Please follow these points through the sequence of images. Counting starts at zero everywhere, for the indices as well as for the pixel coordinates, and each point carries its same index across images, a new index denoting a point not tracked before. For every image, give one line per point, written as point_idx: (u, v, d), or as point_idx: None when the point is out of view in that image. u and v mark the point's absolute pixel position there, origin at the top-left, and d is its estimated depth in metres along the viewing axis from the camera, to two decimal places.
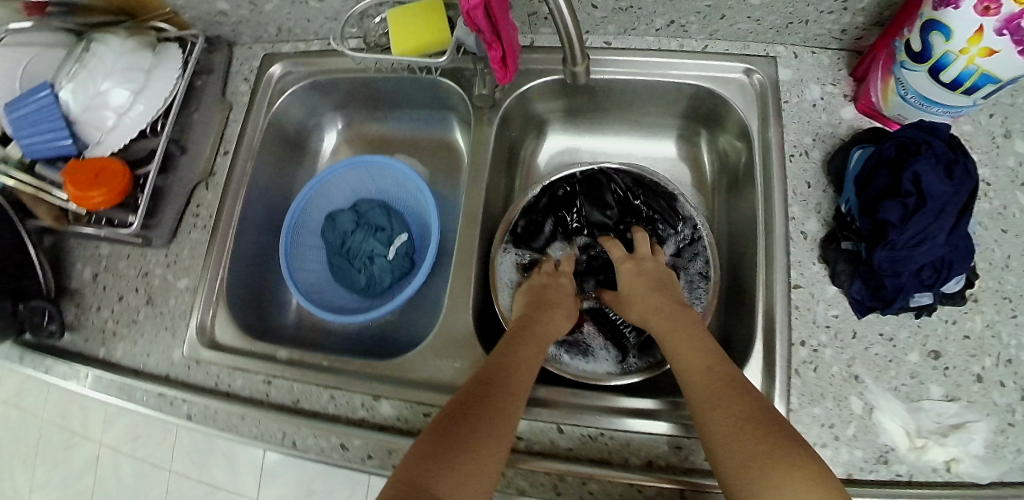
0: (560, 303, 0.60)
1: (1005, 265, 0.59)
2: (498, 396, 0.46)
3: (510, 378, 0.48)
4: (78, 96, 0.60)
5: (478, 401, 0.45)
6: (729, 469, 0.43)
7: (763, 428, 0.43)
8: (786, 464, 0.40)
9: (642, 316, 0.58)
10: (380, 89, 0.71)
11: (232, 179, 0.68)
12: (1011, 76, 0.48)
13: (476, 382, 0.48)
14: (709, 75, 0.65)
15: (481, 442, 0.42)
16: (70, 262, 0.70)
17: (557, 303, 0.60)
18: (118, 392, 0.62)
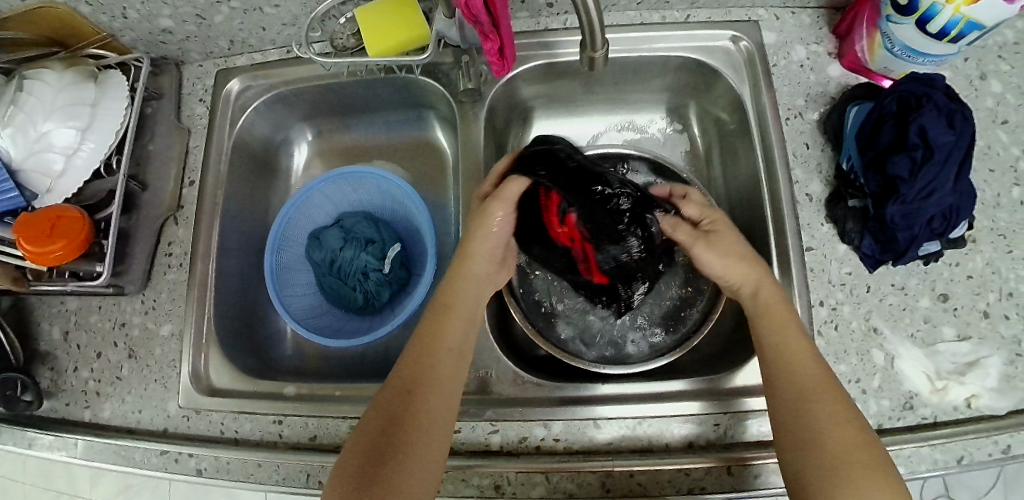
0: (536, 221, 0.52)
1: (996, 203, 0.60)
2: (427, 395, 0.45)
3: (439, 371, 0.47)
4: (19, 142, 0.54)
5: (407, 405, 0.44)
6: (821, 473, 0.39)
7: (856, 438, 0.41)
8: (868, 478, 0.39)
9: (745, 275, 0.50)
10: (350, 95, 0.67)
11: (204, 211, 0.62)
12: (996, 21, 0.48)
13: (402, 384, 0.46)
14: (694, 44, 0.63)
15: (413, 451, 0.42)
16: (35, 323, 0.64)
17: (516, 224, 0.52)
18: (114, 456, 0.57)
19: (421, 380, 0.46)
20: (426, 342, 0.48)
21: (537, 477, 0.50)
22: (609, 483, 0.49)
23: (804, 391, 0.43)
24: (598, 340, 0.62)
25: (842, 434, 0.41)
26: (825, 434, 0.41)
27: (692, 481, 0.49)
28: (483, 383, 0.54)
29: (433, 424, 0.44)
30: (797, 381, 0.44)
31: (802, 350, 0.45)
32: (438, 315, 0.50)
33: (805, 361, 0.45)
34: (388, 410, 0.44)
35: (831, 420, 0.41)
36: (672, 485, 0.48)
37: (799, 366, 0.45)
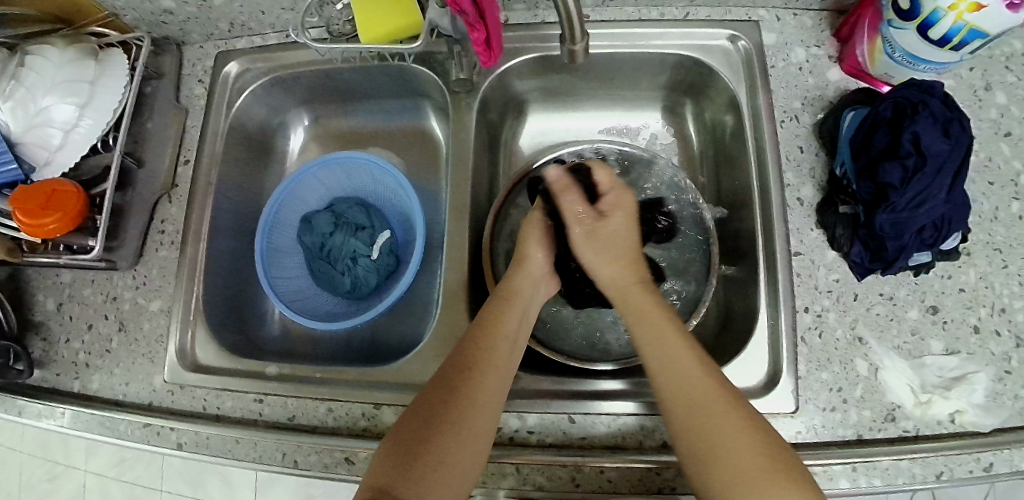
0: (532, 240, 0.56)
1: (993, 217, 0.59)
2: (478, 375, 0.45)
3: (494, 353, 0.47)
4: (19, 116, 0.55)
5: (457, 383, 0.44)
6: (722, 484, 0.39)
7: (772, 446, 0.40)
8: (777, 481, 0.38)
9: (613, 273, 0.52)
10: (346, 81, 0.67)
11: (198, 189, 0.63)
12: (1000, 30, 0.47)
13: (457, 362, 0.46)
14: (691, 43, 0.63)
15: (462, 429, 0.42)
16: (30, 293, 0.65)
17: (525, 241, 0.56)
18: (99, 427, 0.58)
19: (473, 360, 0.46)
20: (483, 324, 0.49)
21: (507, 469, 0.50)
22: (580, 479, 0.49)
23: (695, 406, 0.42)
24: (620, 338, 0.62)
25: (742, 449, 0.39)
26: (724, 452, 0.40)
27: (663, 480, 0.49)
28: None
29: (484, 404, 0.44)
30: (683, 399, 0.43)
31: (692, 363, 0.44)
32: (499, 300, 0.51)
33: (690, 370, 0.44)
34: (440, 387, 0.45)
35: (734, 434, 0.40)
36: (642, 484, 0.49)
37: (688, 380, 0.43)
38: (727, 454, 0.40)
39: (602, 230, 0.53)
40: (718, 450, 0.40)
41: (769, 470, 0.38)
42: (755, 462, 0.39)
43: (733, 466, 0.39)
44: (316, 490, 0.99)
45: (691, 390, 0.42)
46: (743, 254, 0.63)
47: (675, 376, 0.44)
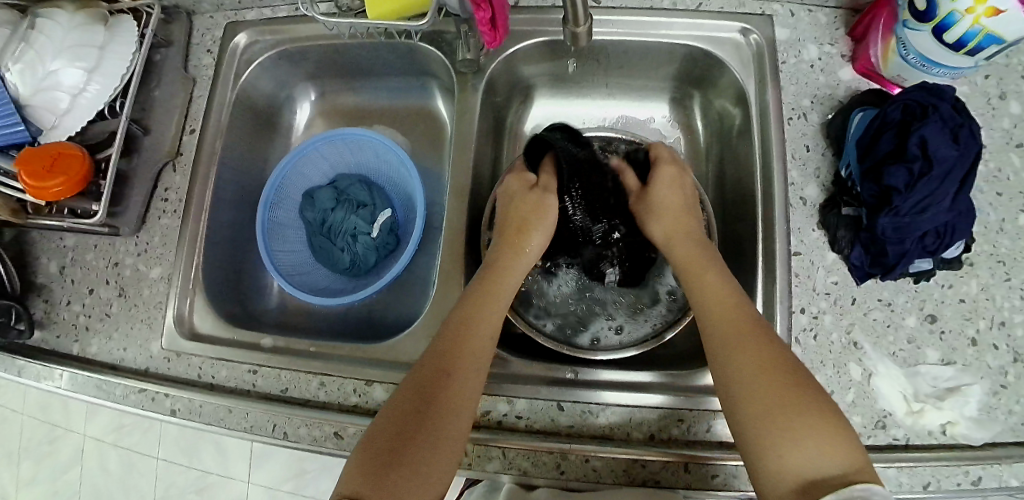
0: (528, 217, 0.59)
1: (999, 228, 0.58)
2: (449, 388, 0.45)
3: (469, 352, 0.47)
4: (27, 80, 0.56)
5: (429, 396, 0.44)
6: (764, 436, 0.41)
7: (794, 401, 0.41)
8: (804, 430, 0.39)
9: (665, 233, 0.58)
10: (353, 57, 0.67)
11: (201, 159, 0.63)
12: (1016, 38, 0.46)
13: (427, 377, 0.45)
14: (702, 35, 0.62)
15: (431, 446, 0.42)
16: (34, 255, 0.66)
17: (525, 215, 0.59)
18: (95, 390, 0.59)
19: (448, 372, 0.46)
20: (457, 333, 0.48)
21: (493, 452, 0.50)
22: (564, 466, 0.49)
23: (726, 335, 0.46)
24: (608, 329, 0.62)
25: (764, 384, 0.42)
26: (747, 388, 0.42)
27: (647, 473, 0.49)
28: None
29: (455, 422, 0.44)
30: (718, 329, 0.47)
31: (726, 300, 0.48)
32: (474, 304, 0.51)
33: (723, 310, 0.48)
34: (411, 400, 0.44)
35: (752, 372, 0.43)
36: (627, 475, 0.49)
37: (721, 318, 0.47)
38: (748, 388, 0.42)
39: (649, 196, 0.61)
40: (745, 383, 0.43)
41: (790, 404, 0.40)
42: (775, 396, 0.41)
43: (757, 399, 0.41)
44: (308, 465, 1.00)
45: (725, 324, 0.47)
46: (743, 252, 0.62)
47: (710, 313, 0.48)
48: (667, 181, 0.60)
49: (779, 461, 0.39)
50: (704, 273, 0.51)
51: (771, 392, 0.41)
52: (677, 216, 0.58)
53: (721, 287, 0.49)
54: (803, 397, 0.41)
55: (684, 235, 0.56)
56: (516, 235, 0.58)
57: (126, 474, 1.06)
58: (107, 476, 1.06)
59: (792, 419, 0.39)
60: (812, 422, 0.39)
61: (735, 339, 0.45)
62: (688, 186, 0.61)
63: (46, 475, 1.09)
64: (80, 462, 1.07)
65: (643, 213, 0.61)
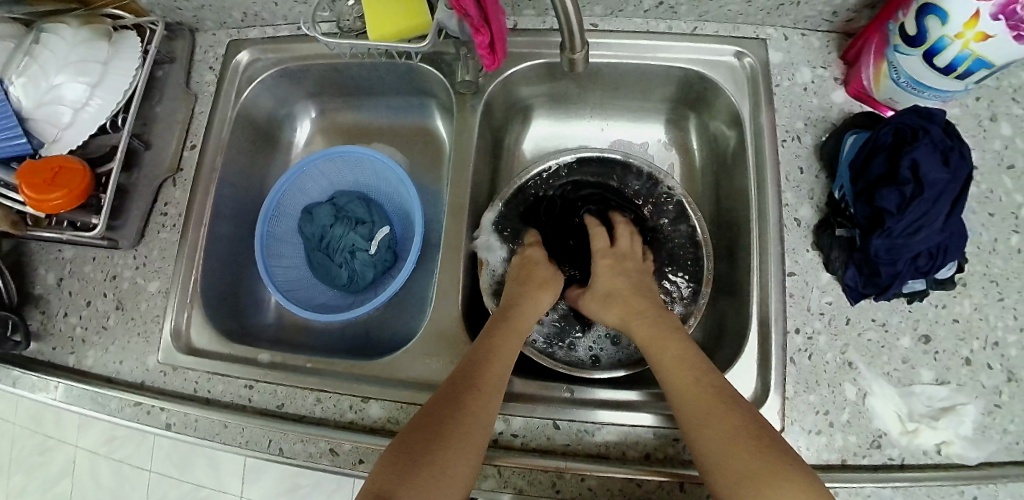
0: (534, 278, 0.58)
1: (991, 248, 0.59)
2: (460, 424, 0.44)
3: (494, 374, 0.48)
4: (30, 93, 0.56)
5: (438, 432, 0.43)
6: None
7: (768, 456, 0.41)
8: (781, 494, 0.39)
9: (617, 318, 0.55)
10: (354, 76, 0.68)
11: (202, 174, 0.64)
12: (1005, 61, 0.48)
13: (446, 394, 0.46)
14: (698, 58, 0.63)
15: (434, 489, 0.40)
16: (32, 266, 0.66)
17: (540, 279, 0.58)
18: (90, 403, 0.59)
19: (459, 408, 0.45)
20: (471, 369, 0.48)
21: (488, 470, 0.50)
22: (560, 485, 0.49)
23: (695, 416, 0.44)
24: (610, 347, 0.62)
25: (741, 454, 0.41)
26: (724, 461, 0.41)
27: (642, 492, 0.49)
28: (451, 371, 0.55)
29: (462, 464, 0.42)
30: (685, 408, 0.45)
31: (693, 372, 0.47)
32: (491, 342, 0.51)
33: (688, 383, 0.47)
34: (418, 437, 0.43)
35: (727, 441, 0.42)
36: (622, 495, 0.49)
37: (689, 393, 0.46)
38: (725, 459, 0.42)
39: (611, 272, 0.58)
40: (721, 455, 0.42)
41: (767, 473, 0.40)
42: (752, 466, 0.40)
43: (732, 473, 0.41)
44: (303, 479, 0.99)
45: (693, 400, 0.45)
46: (738, 272, 0.63)
47: (678, 389, 0.47)
48: (606, 269, 0.58)
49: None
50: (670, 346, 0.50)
51: (747, 462, 0.41)
52: (629, 297, 0.56)
53: (687, 358, 0.49)
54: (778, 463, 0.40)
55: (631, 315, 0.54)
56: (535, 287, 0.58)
57: (117, 487, 1.05)
58: (98, 489, 1.05)
59: (772, 489, 0.39)
60: (788, 490, 0.39)
61: (705, 415, 0.44)
62: (630, 269, 0.59)
63: (37, 486, 1.08)
64: (72, 474, 1.06)
65: (593, 304, 0.58)
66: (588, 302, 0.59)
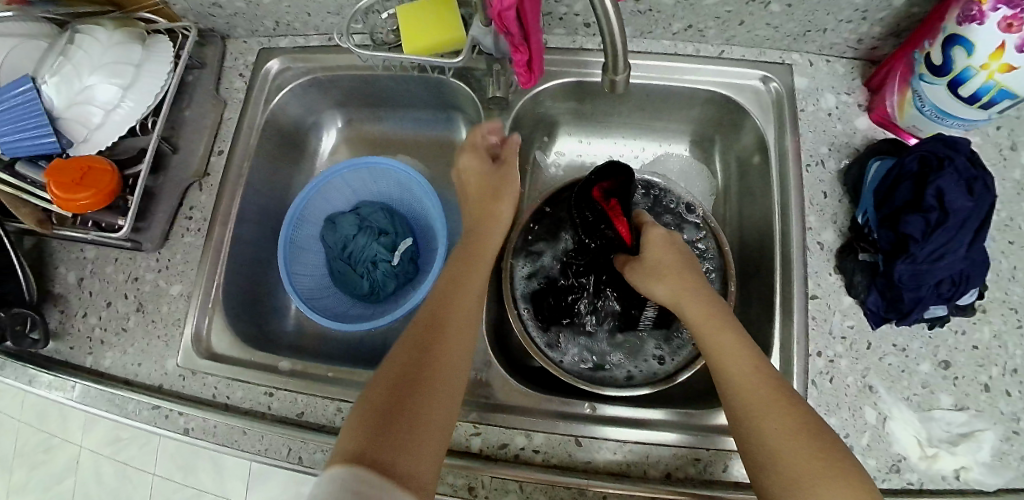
0: (483, 190, 0.58)
1: (1011, 275, 0.59)
2: (430, 373, 0.43)
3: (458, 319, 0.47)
4: (63, 91, 0.56)
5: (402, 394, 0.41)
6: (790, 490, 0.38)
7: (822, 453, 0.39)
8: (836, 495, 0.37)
9: (672, 295, 0.51)
10: (381, 89, 0.69)
11: (228, 180, 0.65)
12: None
13: (410, 349, 0.45)
14: (725, 81, 0.63)
15: (416, 418, 0.39)
16: (54, 265, 0.66)
17: (487, 190, 0.58)
18: (107, 404, 0.59)
19: (432, 344, 0.45)
20: (432, 326, 0.46)
21: (510, 485, 0.50)
22: None
23: (751, 409, 0.42)
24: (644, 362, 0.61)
25: (803, 455, 0.39)
26: (778, 455, 0.39)
27: None
28: (472, 385, 0.55)
29: (438, 409, 0.41)
30: (737, 402, 0.43)
31: (751, 362, 0.45)
32: (457, 276, 0.51)
33: (748, 375, 0.44)
34: (390, 384, 0.42)
35: (781, 432, 0.40)
36: None
37: (744, 377, 0.44)
38: (785, 456, 0.39)
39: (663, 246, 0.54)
40: (778, 453, 0.40)
41: (829, 476, 0.38)
42: (809, 461, 0.38)
43: (790, 471, 0.38)
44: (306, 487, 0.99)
45: (751, 394, 0.43)
46: (758, 293, 0.63)
47: (730, 380, 0.44)
48: (657, 238, 0.55)
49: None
50: (725, 330, 0.47)
51: (806, 462, 0.38)
52: (680, 273, 0.52)
53: (742, 347, 0.45)
54: (837, 460, 0.38)
55: (688, 290, 0.50)
56: (488, 202, 0.57)
57: (120, 487, 1.04)
58: (100, 488, 1.05)
59: (828, 484, 0.37)
60: (849, 491, 0.37)
61: (760, 412, 0.42)
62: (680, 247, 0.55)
63: (38, 484, 1.08)
64: (74, 473, 1.06)
65: (642, 278, 0.53)
66: (637, 275, 0.54)
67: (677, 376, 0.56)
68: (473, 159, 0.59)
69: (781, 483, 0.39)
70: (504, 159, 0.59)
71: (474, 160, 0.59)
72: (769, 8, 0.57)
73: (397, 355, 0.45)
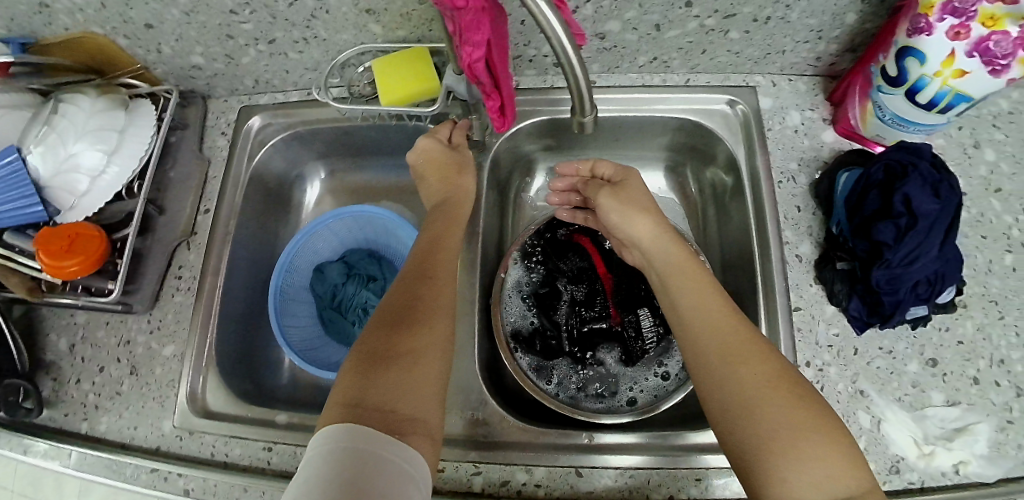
0: (439, 177, 0.58)
1: (988, 269, 0.61)
2: (409, 342, 0.43)
3: (438, 293, 0.47)
4: (48, 161, 0.57)
5: (398, 339, 0.43)
6: (758, 433, 0.38)
7: (795, 395, 0.40)
8: (804, 439, 0.37)
9: (648, 232, 0.53)
10: (361, 139, 0.71)
11: (216, 237, 0.66)
12: (983, 94, 0.50)
13: (387, 318, 0.45)
14: (694, 107, 0.66)
15: (394, 385, 0.40)
16: (43, 333, 0.66)
17: (446, 172, 0.58)
18: (105, 471, 0.58)
19: (411, 313, 0.45)
20: (414, 300, 0.46)
21: None
22: None
23: (725, 354, 0.43)
24: (637, 385, 0.62)
25: (776, 401, 0.39)
26: (750, 399, 0.40)
27: None
28: (471, 424, 0.56)
29: (419, 377, 0.41)
30: (710, 344, 0.44)
31: (724, 312, 0.46)
32: (433, 252, 0.51)
33: (723, 322, 0.45)
34: (367, 354, 0.42)
35: (756, 381, 0.41)
36: None
37: (716, 329, 0.45)
38: (754, 404, 0.39)
39: (634, 189, 0.57)
40: (750, 399, 0.40)
41: (799, 422, 0.38)
42: (782, 407, 0.39)
43: (762, 417, 0.39)
44: None
45: (726, 340, 0.43)
46: (744, 308, 0.64)
47: (706, 326, 0.45)
48: (634, 182, 0.57)
49: (779, 488, 0.36)
50: (702, 282, 0.49)
51: (780, 408, 0.39)
52: (652, 213, 0.54)
53: (715, 297, 0.47)
54: (808, 408, 0.39)
55: (662, 236, 0.53)
56: (453, 175, 0.58)
57: None
58: None
59: (797, 432, 0.38)
60: (819, 439, 0.38)
61: (734, 354, 0.42)
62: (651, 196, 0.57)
63: None
64: None
65: (619, 206, 0.55)
66: (613, 200, 0.56)
67: (659, 405, 0.57)
68: (430, 142, 0.58)
69: (750, 433, 0.39)
70: (457, 144, 0.60)
71: (432, 146, 0.58)
72: (728, 36, 0.60)
73: (384, 307, 0.46)
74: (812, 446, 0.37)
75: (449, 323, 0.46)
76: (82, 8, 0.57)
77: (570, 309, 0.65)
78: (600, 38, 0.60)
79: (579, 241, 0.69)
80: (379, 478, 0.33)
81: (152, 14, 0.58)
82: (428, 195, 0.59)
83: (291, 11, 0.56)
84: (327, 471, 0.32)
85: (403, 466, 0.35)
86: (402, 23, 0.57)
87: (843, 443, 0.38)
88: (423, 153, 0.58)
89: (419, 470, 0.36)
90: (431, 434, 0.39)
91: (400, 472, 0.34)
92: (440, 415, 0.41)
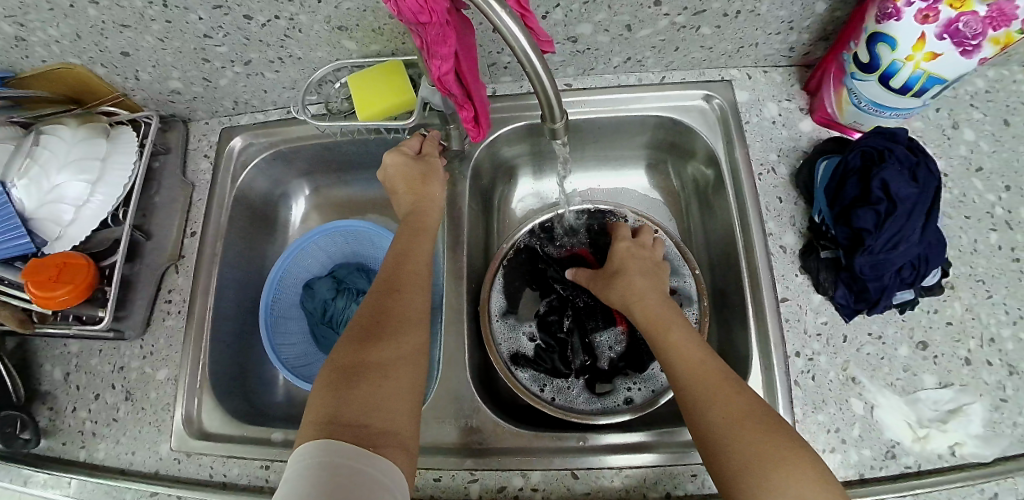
0: (407, 195, 0.57)
1: (973, 249, 0.60)
2: (376, 354, 0.43)
3: (406, 304, 0.48)
4: (33, 194, 0.57)
5: (365, 353, 0.43)
6: (734, 467, 0.39)
7: (765, 428, 0.41)
8: (776, 467, 0.38)
9: (625, 300, 0.56)
10: (344, 153, 0.73)
11: (204, 259, 0.66)
12: (956, 76, 0.50)
13: (357, 331, 0.45)
14: (669, 105, 0.68)
15: (364, 398, 0.40)
16: (38, 364, 0.65)
17: (412, 181, 0.57)
18: (105, 496, 0.58)
19: (379, 325, 0.45)
20: (382, 312, 0.46)
21: None
22: None
23: (698, 394, 0.44)
24: (635, 384, 0.63)
25: (751, 436, 0.40)
26: (727, 435, 0.41)
27: None
28: (463, 433, 0.56)
29: (389, 388, 0.42)
30: (688, 384, 0.45)
31: (695, 357, 0.47)
32: (399, 264, 0.51)
33: (697, 367, 0.46)
34: (337, 370, 0.42)
35: (727, 417, 0.42)
36: None
37: (691, 371, 0.46)
38: (729, 441, 0.40)
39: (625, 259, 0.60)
40: (725, 435, 0.41)
41: (772, 451, 0.39)
42: (758, 441, 0.40)
43: (737, 452, 0.40)
44: None
45: (697, 381, 0.45)
46: (731, 301, 0.65)
47: (682, 369, 0.47)
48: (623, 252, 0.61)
49: None
50: (673, 332, 0.50)
51: (754, 441, 0.40)
52: (633, 278, 0.57)
53: (687, 342, 0.49)
54: (780, 441, 0.40)
55: (636, 288, 0.56)
56: (417, 183, 0.57)
57: None
58: None
59: (771, 461, 0.38)
60: (794, 469, 0.38)
61: (708, 393, 0.44)
62: (646, 258, 0.60)
63: None
64: None
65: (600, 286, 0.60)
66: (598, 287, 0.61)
67: (655, 402, 0.58)
68: (397, 156, 0.58)
69: (731, 470, 0.40)
70: (426, 153, 0.60)
71: (399, 173, 0.57)
72: (699, 33, 0.61)
73: (351, 325, 0.46)
74: (785, 475, 0.38)
75: (419, 332, 0.47)
76: (57, 40, 0.57)
77: (571, 319, 0.66)
78: (572, 41, 0.61)
79: (575, 254, 0.70)
80: (360, 489, 0.34)
81: (127, 42, 0.58)
82: (399, 208, 0.59)
83: (264, 32, 0.57)
84: (305, 486, 0.33)
85: (379, 477, 0.36)
86: (375, 38, 0.58)
87: (819, 469, 0.38)
88: (389, 175, 0.58)
89: (393, 481, 0.36)
90: (404, 444, 0.40)
91: (375, 482, 0.35)
92: (414, 428, 0.42)
